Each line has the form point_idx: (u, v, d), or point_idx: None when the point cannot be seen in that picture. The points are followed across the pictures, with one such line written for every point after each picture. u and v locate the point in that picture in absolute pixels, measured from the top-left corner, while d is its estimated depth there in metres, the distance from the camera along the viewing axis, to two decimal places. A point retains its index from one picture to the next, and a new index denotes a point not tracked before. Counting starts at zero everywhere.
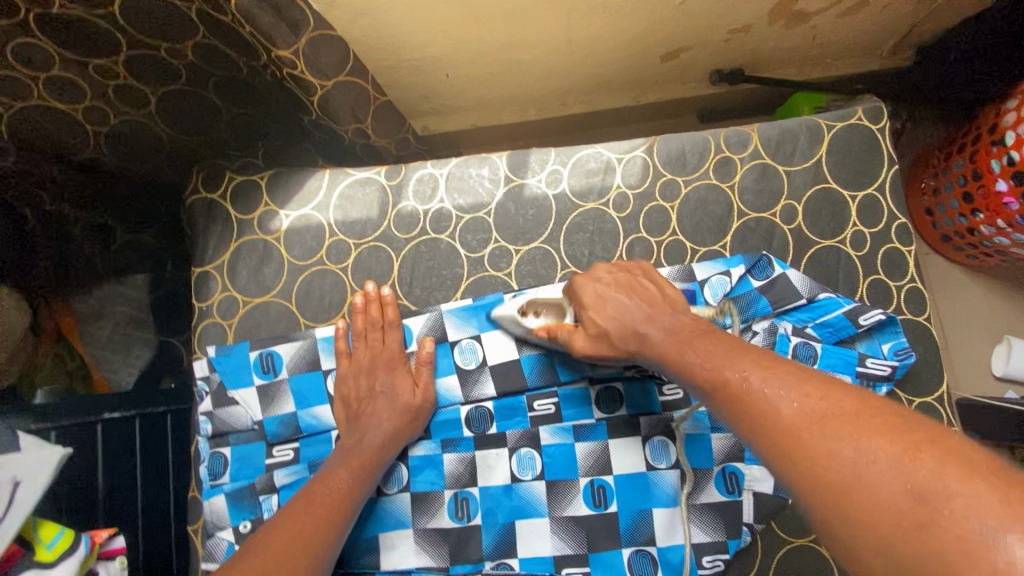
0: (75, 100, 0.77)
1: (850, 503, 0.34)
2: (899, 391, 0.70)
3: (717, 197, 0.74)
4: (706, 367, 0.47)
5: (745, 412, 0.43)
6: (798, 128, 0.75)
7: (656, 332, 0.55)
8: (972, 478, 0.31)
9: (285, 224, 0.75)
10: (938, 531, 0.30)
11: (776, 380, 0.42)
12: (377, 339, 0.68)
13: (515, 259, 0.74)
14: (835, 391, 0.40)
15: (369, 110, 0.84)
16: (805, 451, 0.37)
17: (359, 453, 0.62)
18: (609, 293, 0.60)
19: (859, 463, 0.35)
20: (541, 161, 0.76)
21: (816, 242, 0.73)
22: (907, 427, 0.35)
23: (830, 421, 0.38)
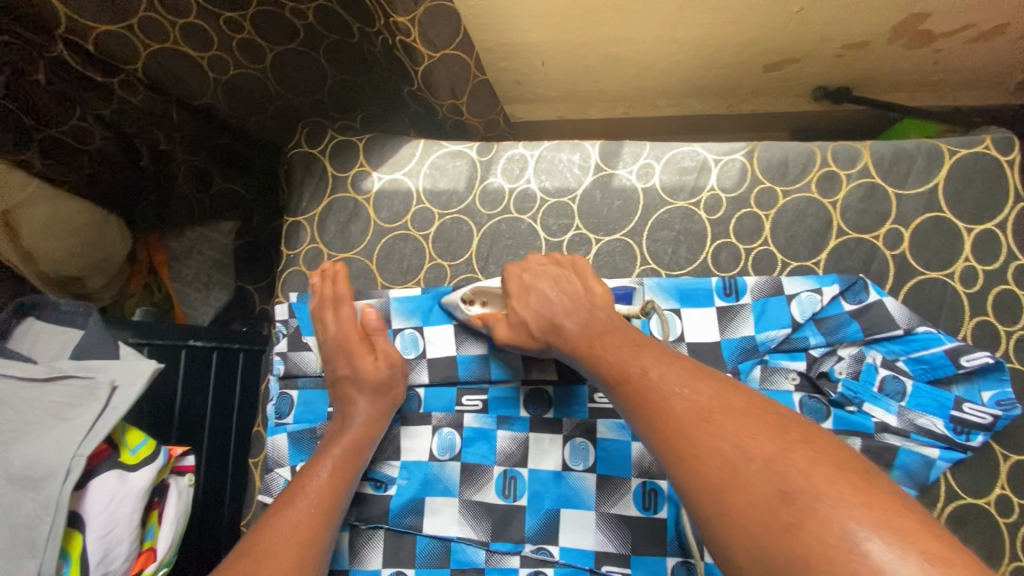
0: (204, 47, 0.82)
1: (728, 499, 0.39)
2: (996, 445, 0.64)
3: (817, 212, 0.70)
4: (611, 360, 0.54)
5: (646, 408, 0.47)
6: (915, 150, 0.70)
7: (571, 326, 0.60)
8: (837, 480, 0.37)
9: (376, 186, 0.77)
10: (802, 531, 0.35)
11: (674, 376, 0.48)
12: (329, 315, 0.69)
13: (594, 248, 0.73)
14: (725, 391, 0.45)
15: (466, 88, 0.85)
16: (694, 448, 0.42)
17: (342, 442, 0.63)
18: (534, 286, 0.64)
19: (739, 460, 0.40)
20: (634, 154, 0.75)
21: (920, 273, 0.68)
22: (782, 429, 0.41)
23: (713, 420, 0.43)
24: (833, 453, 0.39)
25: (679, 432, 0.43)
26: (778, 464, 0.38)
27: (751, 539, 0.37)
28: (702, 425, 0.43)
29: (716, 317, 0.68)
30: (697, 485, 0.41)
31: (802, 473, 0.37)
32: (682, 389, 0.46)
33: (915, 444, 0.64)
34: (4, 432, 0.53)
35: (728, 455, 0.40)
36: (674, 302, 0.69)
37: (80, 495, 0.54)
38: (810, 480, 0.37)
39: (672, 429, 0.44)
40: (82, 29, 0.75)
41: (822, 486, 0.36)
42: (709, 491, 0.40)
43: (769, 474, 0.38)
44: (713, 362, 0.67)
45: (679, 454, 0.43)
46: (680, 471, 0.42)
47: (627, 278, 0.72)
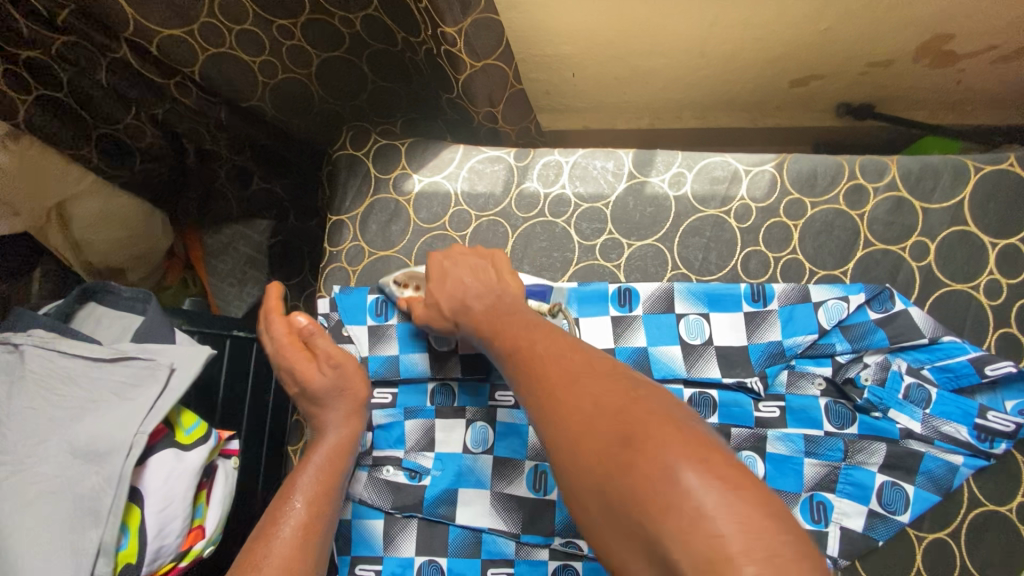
0: (256, 52, 0.86)
1: (577, 444, 0.40)
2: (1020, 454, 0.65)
3: (844, 223, 0.73)
4: (505, 336, 0.55)
5: (527, 375, 0.48)
6: (941, 166, 0.73)
7: (478, 307, 0.63)
8: (671, 426, 0.38)
9: (417, 188, 0.80)
10: (635, 468, 0.36)
11: (556, 347, 0.49)
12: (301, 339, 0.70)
13: (626, 252, 0.76)
14: (595, 358, 0.47)
15: (503, 96, 0.89)
16: (557, 405, 0.43)
17: (318, 453, 0.65)
18: (453, 273, 0.67)
19: (592, 410, 0.41)
20: (667, 162, 0.77)
21: (945, 285, 0.70)
22: (631, 386, 0.43)
23: (576, 375, 0.45)
24: (674, 410, 0.40)
25: (547, 390, 0.45)
26: (626, 414, 0.39)
27: (596, 476, 0.38)
28: (566, 385, 0.44)
29: (744, 321, 0.70)
30: (559, 430, 0.42)
31: (642, 419, 0.39)
32: (563, 357, 0.48)
33: (938, 450, 0.66)
34: (72, 408, 0.56)
35: (585, 409, 0.41)
36: (703, 306, 0.71)
37: (140, 471, 0.57)
38: (649, 426, 0.38)
39: (544, 388, 0.46)
40: (147, 31, 0.80)
41: (660, 431, 0.37)
42: (568, 439, 0.41)
43: (617, 419, 0.39)
44: (741, 365, 0.69)
45: (545, 414, 0.44)
46: (546, 425, 0.43)
47: (658, 282, 0.74)
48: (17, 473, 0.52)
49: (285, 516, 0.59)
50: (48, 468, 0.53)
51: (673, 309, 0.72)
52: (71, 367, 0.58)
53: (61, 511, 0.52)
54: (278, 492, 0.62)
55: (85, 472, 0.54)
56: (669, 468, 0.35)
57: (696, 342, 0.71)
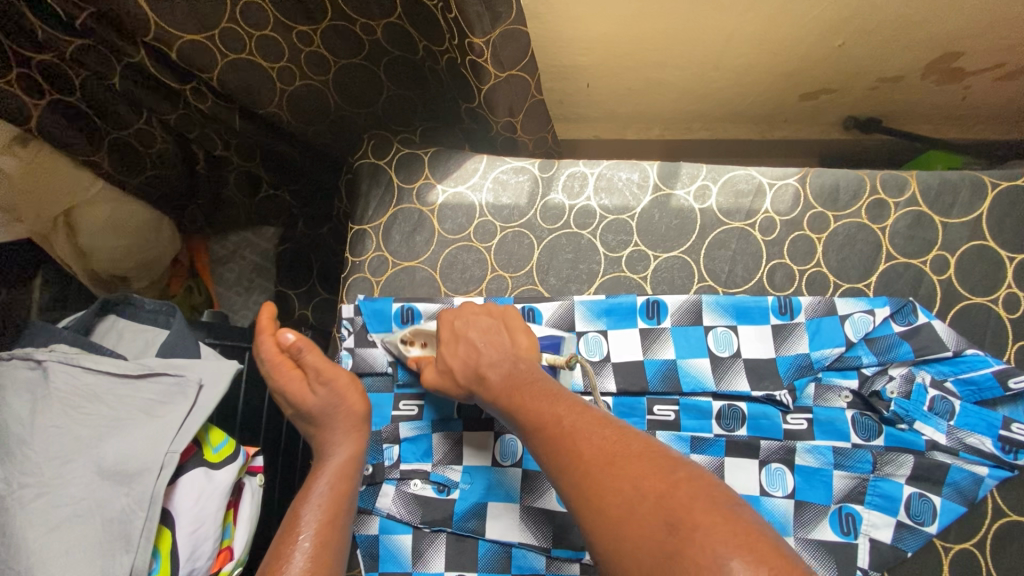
0: (275, 59, 0.84)
1: (623, 533, 0.42)
2: None
3: (867, 237, 0.74)
4: (528, 409, 0.55)
5: (559, 453, 0.50)
6: (960, 181, 0.74)
7: (495, 376, 0.61)
8: (713, 512, 0.41)
9: (441, 198, 0.79)
10: (685, 557, 0.39)
11: (583, 421, 0.51)
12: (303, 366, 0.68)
13: (652, 264, 0.76)
14: (627, 438, 0.48)
15: (524, 107, 0.88)
16: (598, 491, 0.45)
17: (323, 476, 0.62)
18: (464, 334, 0.66)
19: (633, 501, 0.43)
20: (692, 175, 0.78)
21: (965, 298, 0.72)
22: (672, 469, 0.45)
23: (612, 458, 0.46)
24: (714, 493, 0.43)
25: (585, 473, 0.47)
26: (667, 500, 0.42)
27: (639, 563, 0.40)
28: (605, 470, 0.46)
29: (771, 334, 0.71)
30: (597, 519, 0.44)
31: (686, 506, 0.41)
32: (593, 435, 0.49)
33: (964, 462, 0.66)
34: (100, 426, 0.54)
35: (626, 494, 0.44)
36: (732, 318, 0.72)
37: (171, 491, 0.56)
38: (692, 512, 0.41)
39: (580, 472, 0.47)
40: (169, 38, 0.78)
41: (704, 519, 0.40)
42: (609, 525, 0.43)
43: (658, 507, 0.42)
44: (770, 378, 0.70)
45: (586, 499, 0.46)
46: (586, 513, 0.45)
47: (685, 294, 0.75)
48: (44, 496, 0.50)
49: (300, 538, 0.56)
50: (78, 490, 0.51)
51: (702, 322, 0.73)
52: (97, 384, 0.56)
53: (91, 534, 0.50)
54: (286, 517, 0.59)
55: (119, 494, 0.52)
56: (713, 556, 0.38)
57: (725, 355, 0.72)
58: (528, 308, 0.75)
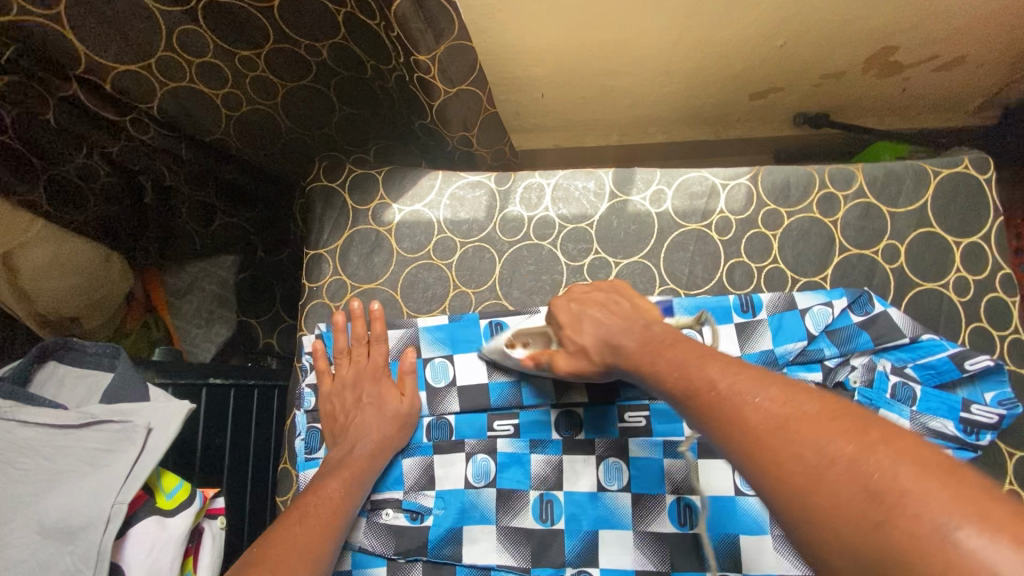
0: (218, 85, 0.83)
1: (811, 506, 0.35)
2: (1000, 442, 0.68)
3: (820, 231, 0.75)
4: (678, 374, 0.48)
5: (717, 421, 0.42)
6: (903, 171, 0.76)
7: (629, 343, 0.54)
8: (926, 476, 0.32)
9: (397, 217, 0.78)
10: (895, 531, 0.31)
11: (744, 382, 0.43)
12: (361, 354, 0.72)
13: (613, 271, 0.76)
14: (796, 395, 0.40)
15: (477, 120, 0.88)
16: (774, 458, 0.37)
17: (347, 464, 0.64)
18: (585, 312, 0.59)
19: (820, 466, 0.35)
20: (646, 181, 0.78)
21: (918, 284, 0.73)
22: (863, 427, 0.36)
23: (789, 424, 0.38)
24: (922, 451, 0.34)
25: (755, 441, 0.39)
26: (862, 464, 0.34)
27: (840, 542, 0.33)
28: (780, 434, 0.38)
29: (736, 332, 0.71)
30: (777, 488, 0.37)
31: (887, 470, 0.33)
32: (756, 397, 0.41)
33: None
34: (38, 482, 0.51)
35: (809, 459, 0.36)
36: None
37: (120, 544, 0.53)
38: (899, 475, 0.33)
39: (747, 441, 0.39)
40: (101, 69, 0.76)
41: (916, 484, 0.32)
42: (795, 500, 0.36)
43: (854, 473, 0.34)
44: None
45: (759, 467, 0.38)
46: (759, 480, 0.38)
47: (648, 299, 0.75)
48: None
49: (304, 522, 0.57)
50: (14, 554, 0.48)
51: None
52: (33, 438, 0.54)
53: None
54: (302, 496, 0.61)
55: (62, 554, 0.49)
56: (935, 531, 0.30)
57: None
58: (494, 322, 0.73)
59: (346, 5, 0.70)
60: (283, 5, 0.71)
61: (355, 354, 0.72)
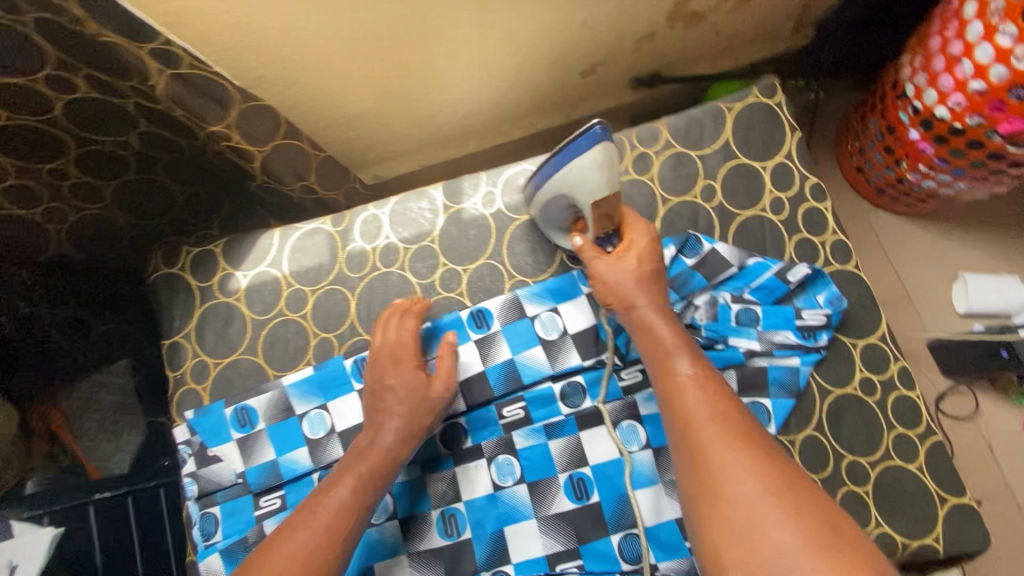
0: (32, 203, 0.82)
1: (704, 481, 0.51)
2: (842, 336, 0.74)
3: (640, 189, 0.80)
4: (659, 346, 0.62)
5: (669, 397, 0.58)
6: (702, 115, 0.81)
7: (655, 305, 0.65)
8: (785, 496, 0.48)
9: (244, 283, 0.79)
10: (740, 514, 0.47)
11: (701, 378, 0.58)
12: (394, 326, 0.72)
13: (462, 278, 0.78)
14: (732, 410, 0.55)
15: (311, 166, 0.89)
16: (695, 441, 0.53)
17: (366, 457, 0.64)
18: (642, 249, 0.68)
19: (726, 463, 0.51)
20: (474, 185, 0.81)
21: (738, 214, 0.78)
22: (760, 450, 0.52)
23: (724, 426, 0.54)
24: (793, 483, 0.49)
25: (686, 426, 0.55)
26: (745, 473, 0.49)
27: (708, 505, 0.50)
28: (705, 425, 0.54)
29: (586, 302, 0.76)
30: (690, 460, 0.53)
31: (760, 474, 0.49)
32: (700, 394, 0.57)
33: (779, 358, 0.72)
34: None
35: (715, 456, 0.51)
36: (550, 302, 0.76)
37: None
38: (763, 485, 0.48)
39: (684, 422, 0.55)
40: None
41: (773, 498, 0.47)
42: (699, 475, 0.52)
43: (741, 475, 0.49)
44: (594, 344, 0.75)
45: (685, 440, 0.54)
46: (682, 449, 0.55)
47: (501, 295, 0.77)
48: None
49: (307, 526, 0.57)
50: None
51: (523, 314, 0.76)
52: None
53: None
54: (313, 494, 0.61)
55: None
56: (766, 527, 0.46)
57: (553, 336, 0.75)
58: (360, 359, 0.74)
59: (127, 96, 0.70)
60: (65, 109, 0.70)
61: (389, 327, 0.72)
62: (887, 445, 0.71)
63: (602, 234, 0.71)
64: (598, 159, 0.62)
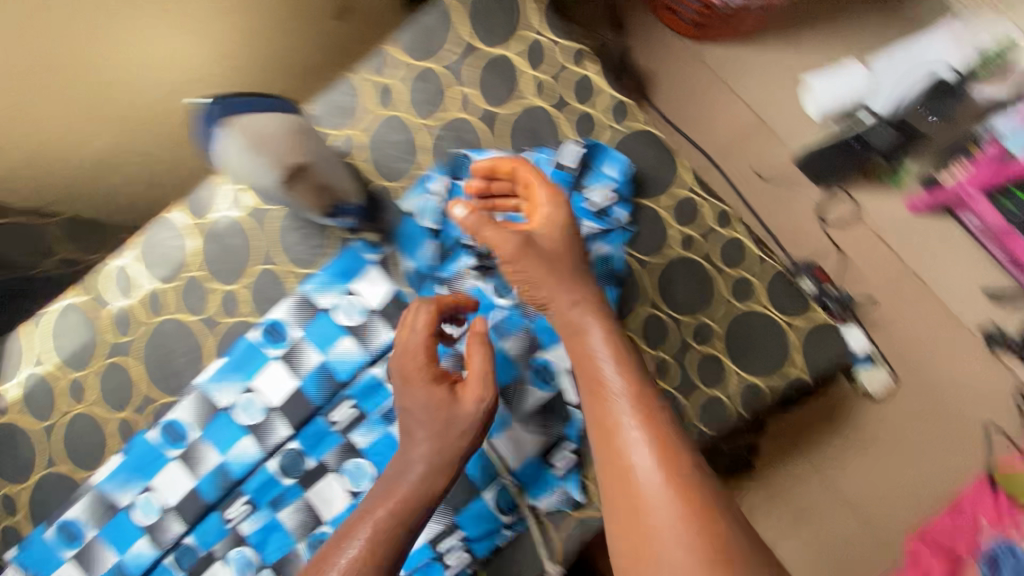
0: None
1: (626, 504, 0.44)
2: (644, 198, 0.68)
3: (393, 126, 0.70)
4: (579, 339, 0.52)
5: (594, 401, 0.49)
6: (428, 18, 0.71)
7: (570, 289, 0.54)
8: (705, 532, 0.41)
9: (16, 392, 0.70)
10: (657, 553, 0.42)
11: (627, 374, 0.49)
12: (418, 323, 0.58)
13: (241, 296, 0.69)
14: (657, 419, 0.47)
15: (51, 236, 0.78)
16: (621, 459, 0.46)
17: (395, 490, 0.52)
18: (539, 218, 0.56)
19: (648, 490, 0.44)
20: (214, 191, 0.71)
21: (504, 113, 0.70)
22: (685, 475, 0.44)
23: (648, 442, 0.45)
24: (720, 521, 0.42)
25: (611, 440, 0.47)
26: (665, 504, 0.43)
27: (628, 534, 0.44)
28: (632, 438, 0.46)
29: (377, 271, 0.67)
30: (615, 481, 0.46)
31: (683, 505, 0.43)
32: (627, 399, 0.48)
33: (588, 250, 0.66)
34: None
35: (634, 481, 0.44)
36: (340, 285, 0.67)
37: None
38: (682, 521, 0.42)
39: (610, 432, 0.47)
40: None
41: (688, 535, 0.41)
42: (623, 500, 0.45)
43: (664, 508, 0.43)
44: (400, 311, 0.67)
45: (612, 456, 0.46)
46: (608, 465, 0.47)
47: (286, 298, 0.69)
48: None
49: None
50: None
51: (318, 309, 0.68)
52: None
53: None
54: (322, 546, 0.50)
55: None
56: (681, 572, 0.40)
57: (357, 320, 0.67)
58: (165, 426, 0.67)
59: None
60: None
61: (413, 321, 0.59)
62: (721, 292, 0.66)
63: (332, 211, 0.65)
64: (240, 139, 0.56)
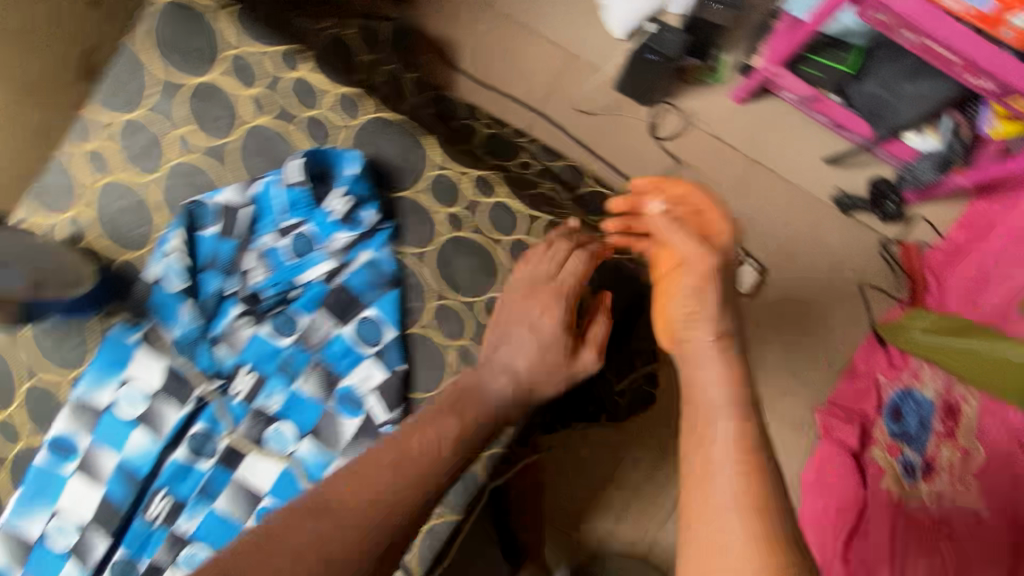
0: None
1: (695, 492, 0.51)
2: (388, 190, 0.71)
3: (126, 190, 0.73)
4: (691, 364, 0.59)
5: (693, 415, 0.56)
6: (122, 65, 0.74)
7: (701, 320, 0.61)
8: (761, 542, 0.46)
9: None
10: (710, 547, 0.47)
11: (728, 389, 0.55)
12: (542, 253, 0.66)
13: (18, 421, 0.72)
14: (754, 455, 0.51)
15: None
16: (699, 460, 0.52)
17: (469, 405, 0.62)
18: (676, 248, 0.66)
19: (718, 493, 0.49)
20: None
21: (228, 141, 0.72)
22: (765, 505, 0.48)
23: (739, 464, 0.50)
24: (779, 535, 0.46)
25: (697, 443, 0.53)
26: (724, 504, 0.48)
27: (700, 523, 0.49)
28: (711, 444, 0.52)
29: (144, 355, 0.68)
30: (692, 475, 0.52)
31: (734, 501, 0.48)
32: (724, 419, 0.53)
33: (352, 263, 0.70)
34: None
35: (708, 483, 0.50)
36: (112, 378, 0.68)
37: None
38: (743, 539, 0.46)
39: (697, 434, 0.54)
40: None
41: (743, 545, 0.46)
42: (693, 491, 0.51)
43: (730, 508, 0.48)
44: (181, 387, 0.68)
45: (690, 449, 0.54)
46: (688, 455, 0.54)
47: (66, 411, 0.69)
48: None
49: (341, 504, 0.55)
50: None
51: (99, 408, 0.68)
52: None
53: None
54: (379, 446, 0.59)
55: (432, 449, 0.58)
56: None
57: (141, 409, 0.68)
58: None
59: None
60: None
61: (536, 258, 0.66)
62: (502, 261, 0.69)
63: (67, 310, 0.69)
64: None
